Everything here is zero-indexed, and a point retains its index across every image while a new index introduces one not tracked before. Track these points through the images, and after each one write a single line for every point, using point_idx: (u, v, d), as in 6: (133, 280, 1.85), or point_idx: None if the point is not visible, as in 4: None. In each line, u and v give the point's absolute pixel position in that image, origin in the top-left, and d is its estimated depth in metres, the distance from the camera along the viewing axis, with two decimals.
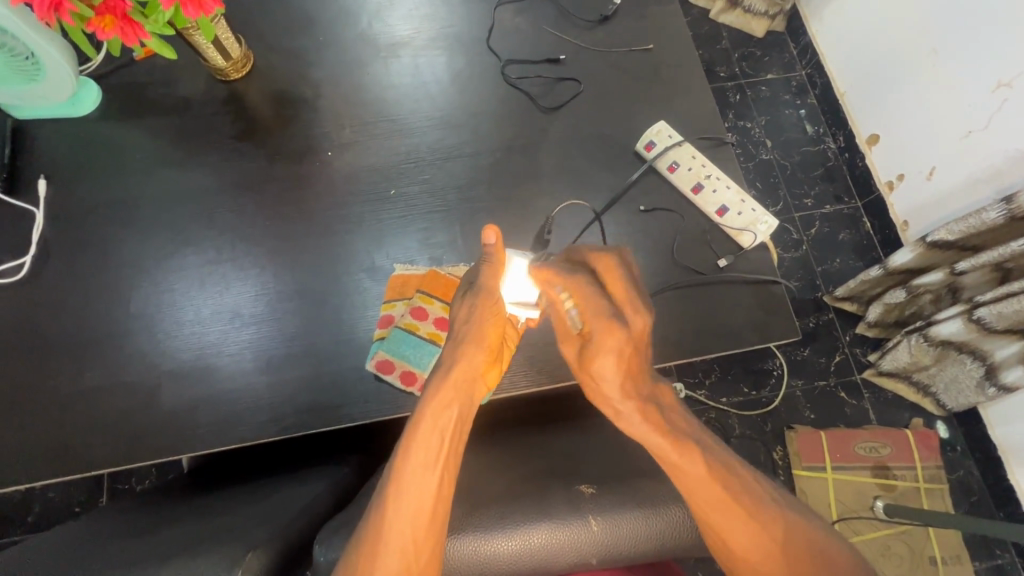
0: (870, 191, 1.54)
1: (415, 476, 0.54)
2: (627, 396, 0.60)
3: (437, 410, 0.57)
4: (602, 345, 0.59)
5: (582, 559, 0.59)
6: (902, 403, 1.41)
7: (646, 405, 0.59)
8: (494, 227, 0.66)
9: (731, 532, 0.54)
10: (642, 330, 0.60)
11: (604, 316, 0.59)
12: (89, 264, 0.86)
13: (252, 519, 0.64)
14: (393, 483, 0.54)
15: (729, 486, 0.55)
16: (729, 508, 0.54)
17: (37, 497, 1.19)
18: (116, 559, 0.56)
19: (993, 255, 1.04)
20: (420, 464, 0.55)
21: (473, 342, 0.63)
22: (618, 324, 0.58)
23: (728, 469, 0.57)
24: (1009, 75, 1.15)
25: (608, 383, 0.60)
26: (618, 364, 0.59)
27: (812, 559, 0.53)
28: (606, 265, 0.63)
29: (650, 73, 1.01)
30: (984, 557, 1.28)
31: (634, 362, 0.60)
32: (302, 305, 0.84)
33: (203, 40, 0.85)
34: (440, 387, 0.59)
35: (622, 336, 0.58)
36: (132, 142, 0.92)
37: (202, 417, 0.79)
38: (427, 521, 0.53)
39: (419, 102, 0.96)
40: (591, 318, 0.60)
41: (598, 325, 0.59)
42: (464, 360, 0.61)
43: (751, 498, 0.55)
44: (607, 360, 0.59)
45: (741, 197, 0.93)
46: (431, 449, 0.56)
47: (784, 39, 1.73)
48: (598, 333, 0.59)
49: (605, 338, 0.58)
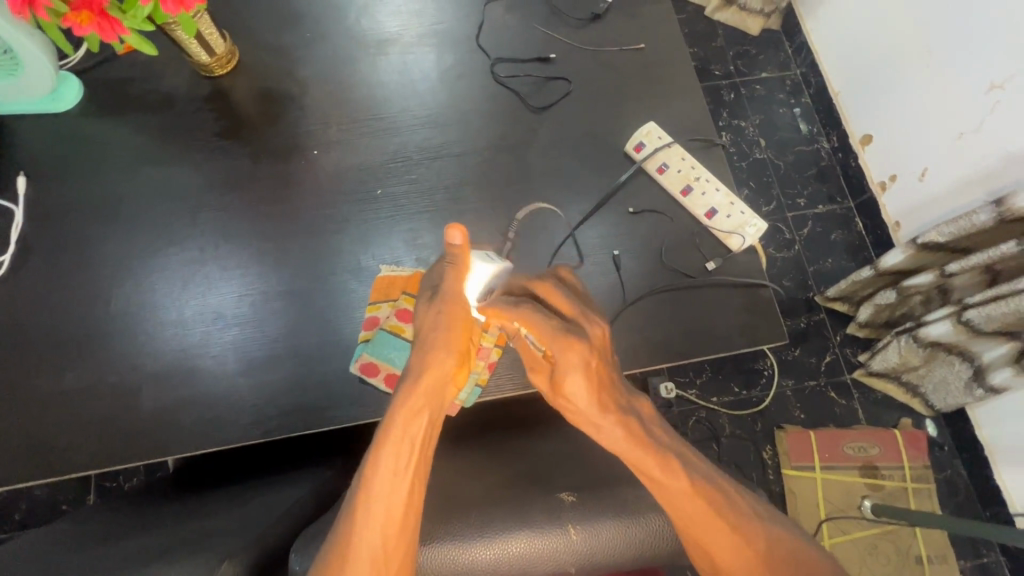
0: (862, 191, 1.54)
1: (385, 485, 0.54)
2: (606, 410, 0.57)
3: (406, 418, 0.56)
4: (566, 364, 0.55)
5: (561, 568, 0.59)
6: (891, 403, 1.42)
7: (626, 417, 0.57)
8: (458, 225, 0.61)
9: (715, 545, 0.54)
10: (602, 338, 0.58)
11: (562, 334, 0.55)
12: (70, 262, 0.85)
13: (232, 524, 0.63)
14: (361, 493, 0.54)
15: (715, 501, 0.55)
16: (712, 523, 0.54)
17: (23, 496, 1.18)
18: (92, 565, 0.56)
19: (983, 258, 1.04)
20: (389, 473, 0.54)
21: (443, 347, 0.60)
22: (577, 338, 0.54)
23: (712, 484, 0.56)
24: (1001, 77, 1.15)
25: (582, 402, 0.57)
26: (587, 380, 0.56)
27: (794, 571, 0.53)
28: (543, 289, 0.61)
29: (641, 73, 1.00)
30: (970, 557, 1.29)
31: (603, 374, 0.57)
32: (287, 306, 0.83)
33: (186, 36, 0.84)
34: (409, 394, 0.57)
35: (586, 351, 0.55)
36: (115, 139, 0.91)
37: (184, 419, 0.78)
38: (397, 530, 0.53)
39: (407, 101, 0.95)
40: (547, 340, 0.56)
41: (558, 346, 0.55)
42: (433, 365, 0.59)
43: (735, 512, 0.55)
44: (576, 380, 0.56)
45: (731, 199, 0.93)
46: (401, 457, 0.55)
47: (779, 38, 1.72)
48: (560, 353, 0.55)
49: (567, 357, 0.54)
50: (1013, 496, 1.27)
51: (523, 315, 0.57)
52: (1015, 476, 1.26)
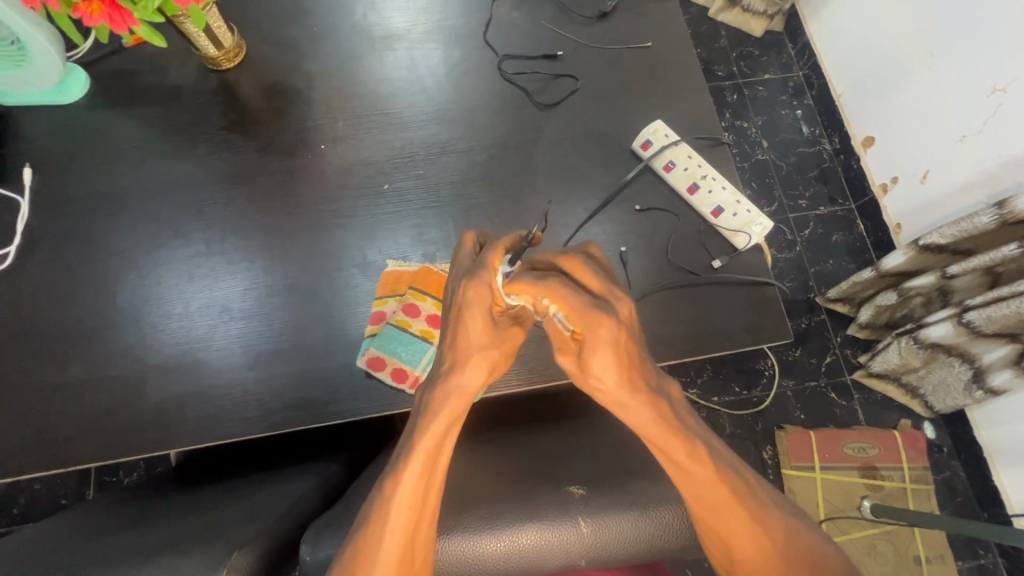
0: (864, 193, 1.54)
1: (420, 488, 0.52)
2: (635, 389, 0.53)
3: (445, 427, 0.53)
4: (595, 341, 0.50)
5: (571, 560, 0.59)
6: (891, 404, 1.42)
7: (657, 398, 0.53)
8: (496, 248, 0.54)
9: (732, 536, 0.54)
10: (629, 315, 0.51)
11: (589, 308, 0.49)
12: (75, 254, 0.84)
13: (237, 516, 0.63)
14: (393, 492, 0.52)
15: (737, 489, 0.54)
16: (731, 513, 0.53)
17: (23, 489, 1.17)
18: (98, 555, 0.56)
19: (985, 260, 1.05)
20: (421, 477, 0.52)
21: (489, 350, 0.57)
22: (606, 314, 0.49)
23: (737, 471, 0.55)
24: (1003, 80, 1.16)
25: (612, 378, 0.52)
26: (616, 358, 0.51)
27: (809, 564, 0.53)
28: (570, 263, 0.54)
29: (647, 71, 1.00)
30: (968, 558, 1.30)
31: (631, 352, 0.52)
32: (292, 300, 0.83)
33: (194, 29, 0.84)
34: (450, 400, 0.54)
35: (614, 326, 0.49)
36: (121, 131, 0.91)
37: (189, 411, 0.78)
38: (423, 530, 0.53)
39: (414, 97, 0.95)
40: (575, 314, 0.50)
41: (585, 320, 0.49)
42: (474, 374, 0.55)
43: (754, 501, 0.54)
44: (605, 356, 0.51)
45: (736, 197, 0.93)
46: (432, 463, 0.53)
47: (782, 40, 1.73)
48: (587, 329, 0.50)
49: (595, 335, 0.49)
50: (1011, 498, 1.28)
51: (549, 285, 0.51)
52: (1014, 478, 1.27)
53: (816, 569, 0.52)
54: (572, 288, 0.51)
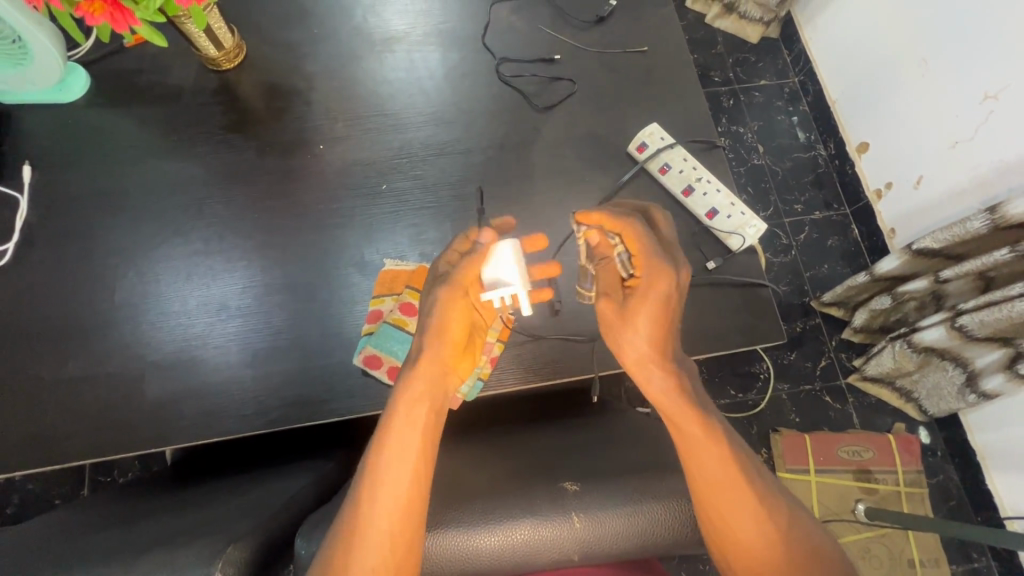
0: (858, 198, 1.56)
1: (392, 471, 0.54)
2: (664, 352, 0.61)
3: (406, 407, 0.57)
4: (650, 288, 0.61)
5: (565, 556, 0.59)
6: (884, 407, 1.43)
7: (680, 368, 0.62)
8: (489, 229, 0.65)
9: (733, 514, 0.55)
10: (683, 282, 0.63)
11: (660, 259, 0.61)
12: (74, 251, 0.85)
13: (234, 512, 0.63)
14: (368, 480, 0.54)
15: (743, 465, 0.57)
16: (735, 487, 0.55)
17: (17, 488, 1.17)
18: (94, 549, 0.56)
19: (977, 264, 1.06)
20: (396, 458, 0.55)
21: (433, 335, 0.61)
22: (670, 270, 0.60)
23: (743, 454, 0.58)
24: (995, 87, 1.17)
25: (644, 335, 0.62)
26: (660, 314, 0.61)
27: (811, 550, 0.53)
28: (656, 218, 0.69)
29: (644, 75, 1.02)
30: (961, 560, 1.31)
31: (670, 316, 0.62)
32: (290, 299, 0.84)
33: (195, 29, 0.85)
34: (409, 382, 0.58)
35: (670, 283, 0.60)
36: (120, 130, 0.91)
37: (187, 408, 0.78)
38: (404, 512, 0.52)
39: (413, 98, 0.96)
40: (645, 263, 0.61)
41: (652, 271, 0.61)
42: (429, 354, 0.60)
43: (755, 480, 0.56)
44: (653, 306, 0.61)
45: (731, 200, 0.93)
46: (405, 444, 0.55)
47: (778, 46, 1.75)
48: (649, 278, 0.61)
49: (659, 282, 0.60)
50: (1004, 501, 1.29)
51: (633, 230, 0.63)
52: (1006, 481, 1.28)
53: (816, 558, 0.53)
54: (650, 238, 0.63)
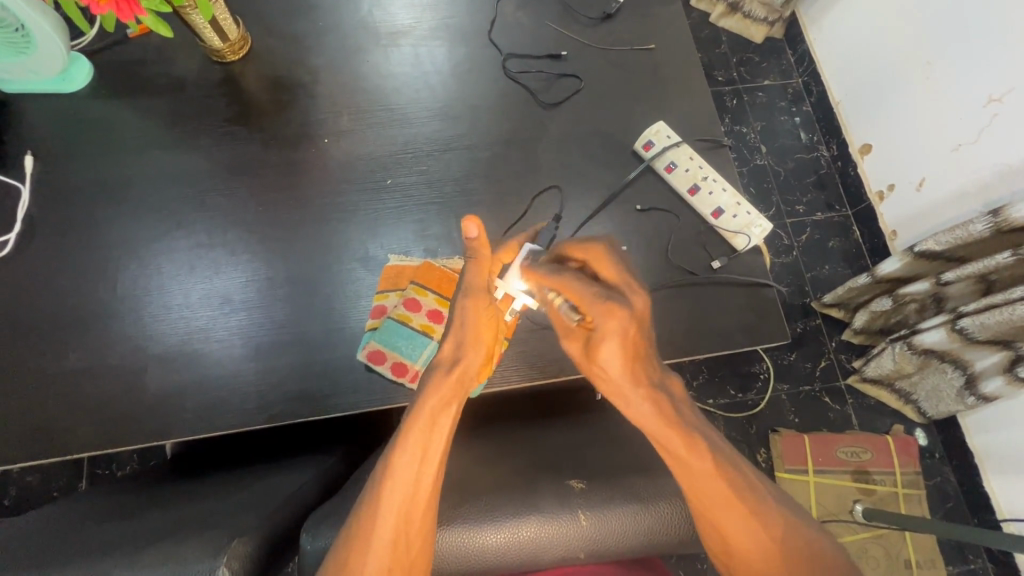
0: (860, 200, 1.56)
1: (414, 472, 0.52)
2: (637, 383, 0.55)
3: (435, 409, 0.54)
4: (605, 331, 0.52)
5: (571, 553, 0.59)
6: (883, 409, 1.44)
7: (657, 392, 0.55)
8: (475, 218, 0.56)
9: (727, 525, 0.54)
10: (643, 309, 0.54)
11: (602, 299, 0.52)
12: (76, 243, 0.84)
13: (237, 506, 0.63)
14: (387, 480, 0.52)
15: (733, 481, 0.54)
16: (725, 504, 0.54)
17: (14, 481, 1.16)
18: (96, 542, 0.56)
19: (980, 267, 1.06)
20: (418, 461, 0.52)
21: (473, 342, 0.58)
22: (617, 303, 0.51)
23: (732, 463, 0.55)
24: (999, 91, 1.17)
25: (614, 370, 0.54)
26: (622, 350, 0.53)
27: (809, 559, 0.52)
28: (593, 255, 0.59)
29: (650, 73, 1.01)
30: (956, 562, 1.31)
31: (638, 344, 0.54)
32: (294, 293, 0.83)
33: (201, 20, 0.84)
34: (439, 386, 0.55)
35: (626, 317, 0.51)
36: (125, 121, 0.91)
37: (189, 402, 0.78)
38: (421, 514, 0.52)
39: (418, 93, 0.95)
40: (588, 307, 0.53)
41: (597, 311, 0.51)
42: (466, 360, 0.57)
43: (750, 493, 0.54)
44: (611, 347, 0.52)
45: (737, 200, 0.94)
46: (428, 446, 0.53)
47: (782, 46, 1.75)
48: (599, 318, 0.52)
49: (607, 322, 0.51)
50: (1001, 503, 1.29)
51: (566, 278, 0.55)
52: (1004, 484, 1.28)
53: (813, 565, 0.52)
54: (584, 281, 0.55)
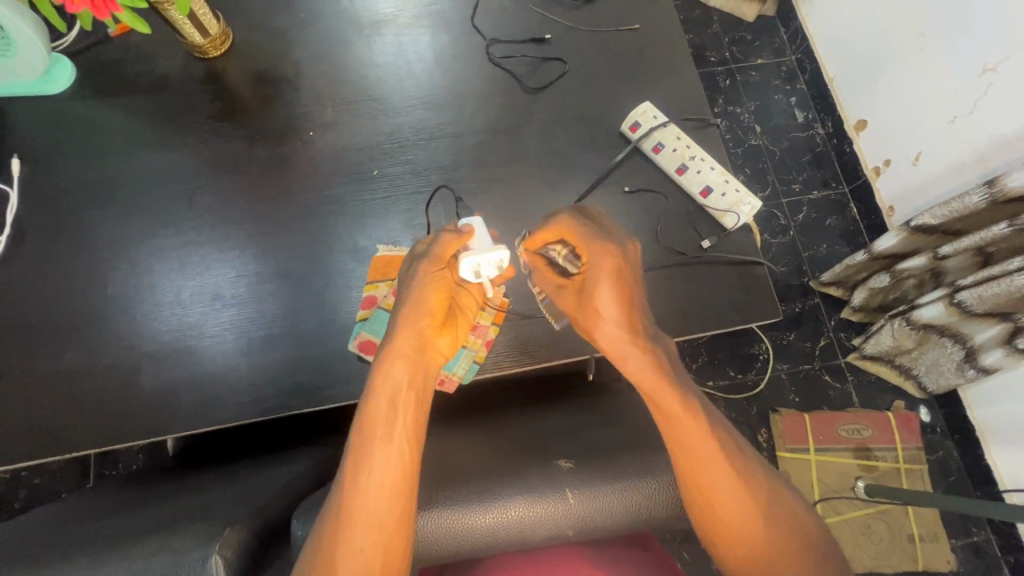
0: (857, 176, 1.54)
1: (375, 442, 0.55)
2: (634, 332, 0.59)
3: (379, 386, 0.58)
4: (601, 270, 0.59)
5: (560, 531, 0.60)
6: (883, 385, 1.43)
7: (652, 345, 0.59)
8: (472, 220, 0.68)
9: (716, 490, 0.54)
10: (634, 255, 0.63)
11: (600, 241, 0.61)
12: (66, 245, 0.85)
13: (233, 497, 0.64)
14: (351, 459, 0.54)
15: (724, 444, 0.55)
16: (715, 466, 0.54)
17: (23, 484, 1.17)
18: (93, 535, 0.56)
19: (976, 240, 1.05)
20: (372, 437, 0.55)
21: (414, 309, 0.61)
22: (612, 244, 0.60)
23: (722, 428, 0.56)
24: (994, 60, 1.16)
25: (610, 318, 0.59)
26: (617, 291, 0.59)
27: (790, 530, 0.53)
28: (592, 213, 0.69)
29: (636, 52, 1.00)
30: (961, 535, 1.31)
31: (630, 293, 0.60)
32: (285, 287, 0.84)
33: (178, 16, 0.84)
34: (383, 360, 0.58)
35: (620, 257, 0.60)
36: (110, 121, 0.90)
37: (184, 397, 0.78)
38: (392, 480, 0.53)
39: (402, 82, 0.95)
40: (586, 246, 0.62)
41: (596, 250, 0.60)
42: (404, 328, 0.60)
43: (740, 458, 0.55)
44: (607, 287, 0.59)
45: (725, 177, 0.93)
46: (383, 418, 0.56)
47: (774, 24, 1.73)
48: (596, 259, 0.60)
49: (604, 258, 0.59)
50: (1003, 474, 1.29)
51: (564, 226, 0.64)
52: (1006, 456, 1.28)
53: (794, 540, 0.53)
54: (587, 228, 0.63)
